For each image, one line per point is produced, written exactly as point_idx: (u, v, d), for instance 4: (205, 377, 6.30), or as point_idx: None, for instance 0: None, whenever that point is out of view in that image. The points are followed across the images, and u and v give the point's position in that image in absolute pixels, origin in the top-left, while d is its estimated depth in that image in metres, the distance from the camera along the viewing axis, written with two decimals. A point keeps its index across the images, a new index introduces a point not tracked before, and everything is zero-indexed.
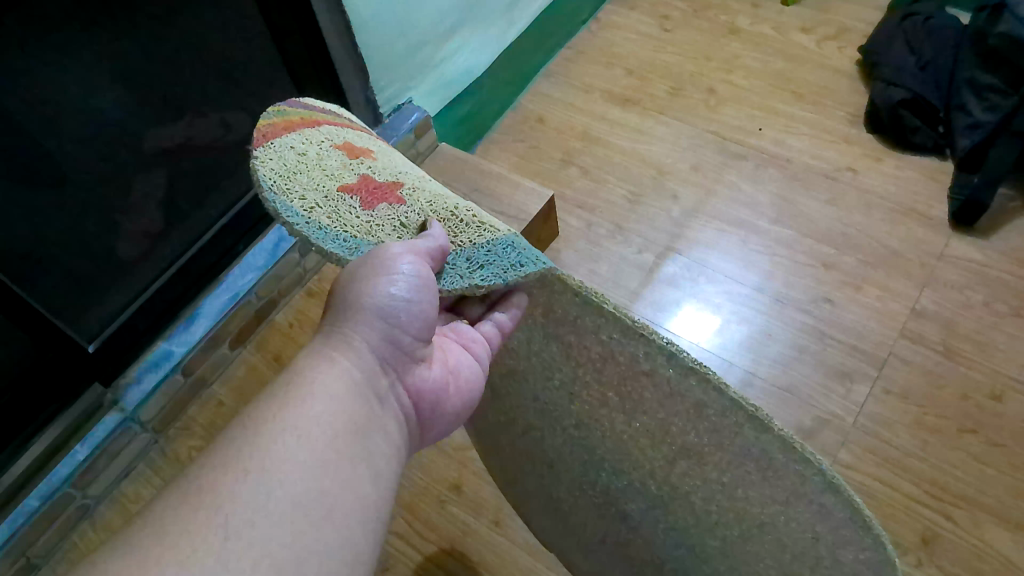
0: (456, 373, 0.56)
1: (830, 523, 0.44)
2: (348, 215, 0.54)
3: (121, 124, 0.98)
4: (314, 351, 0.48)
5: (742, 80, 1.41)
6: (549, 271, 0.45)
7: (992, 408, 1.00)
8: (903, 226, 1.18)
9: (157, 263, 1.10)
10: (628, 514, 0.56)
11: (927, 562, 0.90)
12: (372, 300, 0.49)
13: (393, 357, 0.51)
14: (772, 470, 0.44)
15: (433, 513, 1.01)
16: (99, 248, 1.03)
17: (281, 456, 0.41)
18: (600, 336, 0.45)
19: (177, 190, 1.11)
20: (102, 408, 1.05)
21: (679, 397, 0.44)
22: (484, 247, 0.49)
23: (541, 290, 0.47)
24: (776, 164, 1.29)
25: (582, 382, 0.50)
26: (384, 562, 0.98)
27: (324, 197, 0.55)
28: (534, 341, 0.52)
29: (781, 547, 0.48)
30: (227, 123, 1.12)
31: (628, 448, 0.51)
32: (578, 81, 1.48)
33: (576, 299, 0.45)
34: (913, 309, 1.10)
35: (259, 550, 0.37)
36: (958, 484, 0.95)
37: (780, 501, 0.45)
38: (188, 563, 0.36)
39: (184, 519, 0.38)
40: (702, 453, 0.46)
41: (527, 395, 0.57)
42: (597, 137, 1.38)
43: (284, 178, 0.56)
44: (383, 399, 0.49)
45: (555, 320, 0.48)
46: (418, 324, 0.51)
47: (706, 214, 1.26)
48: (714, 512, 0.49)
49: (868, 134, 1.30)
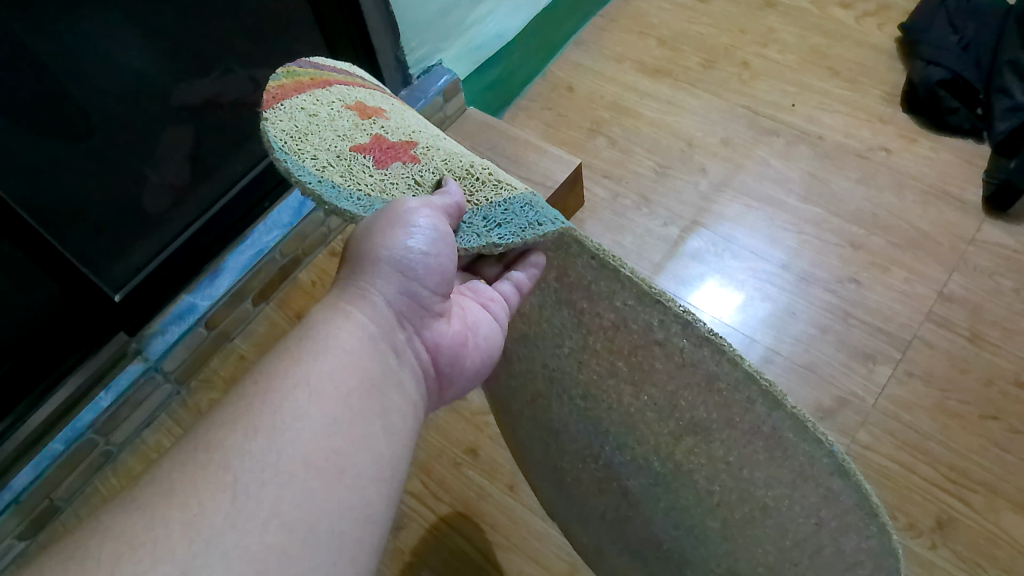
0: (474, 330, 0.55)
1: (837, 509, 0.44)
2: (361, 174, 0.55)
3: (151, 79, 0.99)
4: (329, 306, 0.48)
5: (777, 54, 1.39)
6: (566, 230, 0.46)
7: (1016, 395, 0.99)
8: (935, 208, 1.16)
9: (182, 217, 1.11)
10: (629, 491, 0.55)
11: (941, 545, 0.90)
12: (388, 253, 0.49)
13: (410, 311, 0.50)
14: (780, 450, 0.44)
15: (448, 474, 1.02)
16: (127, 201, 1.04)
17: (290, 414, 0.40)
18: (614, 303, 0.46)
19: (204, 146, 1.11)
20: (126, 357, 1.06)
21: (691, 368, 0.44)
22: (501, 206, 0.51)
23: (556, 252, 0.49)
24: (807, 141, 1.27)
25: (591, 351, 0.50)
26: (400, 520, 0.99)
27: (336, 157, 0.56)
28: (546, 306, 0.54)
29: (783, 533, 0.48)
30: (256, 80, 1.12)
31: (635, 422, 0.51)
32: (609, 50, 1.46)
33: (591, 262, 0.46)
34: (941, 292, 1.08)
35: (270, 509, 0.36)
36: (977, 470, 0.94)
37: (787, 484, 0.45)
38: (196, 520, 0.35)
39: (193, 477, 0.38)
40: (710, 429, 0.46)
41: (538, 360, 0.57)
42: (626, 108, 1.36)
43: (296, 139, 0.58)
44: (401, 353, 0.48)
45: (568, 285, 0.49)
46: (436, 278, 0.51)
47: (733, 188, 1.24)
48: (716, 492, 0.49)
49: (904, 113, 1.27)
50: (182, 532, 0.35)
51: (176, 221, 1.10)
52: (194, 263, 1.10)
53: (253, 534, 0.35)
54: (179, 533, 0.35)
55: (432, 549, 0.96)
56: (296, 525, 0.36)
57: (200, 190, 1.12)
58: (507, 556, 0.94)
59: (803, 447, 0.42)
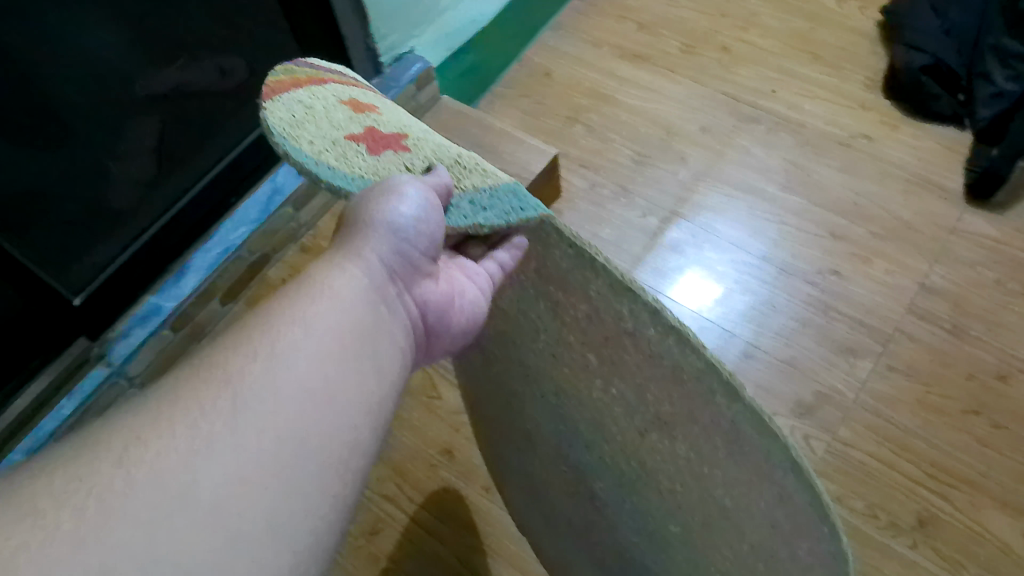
0: (465, 303, 0.51)
1: (789, 506, 0.42)
2: (356, 160, 0.49)
3: (110, 70, 0.94)
4: (328, 259, 0.45)
5: (759, 39, 1.36)
6: (546, 217, 0.39)
7: (997, 389, 0.98)
8: (917, 197, 1.15)
9: (148, 214, 1.06)
10: (595, 494, 0.54)
11: (922, 544, 0.89)
12: (381, 219, 0.45)
13: (407, 276, 0.47)
14: (738, 443, 0.41)
15: (422, 476, 1.00)
16: (90, 198, 0.99)
17: (272, 372, 0.37)
18: (587, 292, 0.41)
19: (171, 139, 1.06)
20: (89, 362, 1.02)
21: (657, 360, 0.40)
22: (488, 190, 0.44)
23: (535, 242, 0.43)
24: (788, 129, 1.25)
25: (564, 342, 0.46)
26: (373, 525, 0.97)
27: (331, 143, 0.50)
28: (524, 298, 0.49)
29: (740, 536, 0.45)
30: (222, 69, 1.07)
31: (603, 419, 0.48)
32: (587, 34, 1.42)
33: (570, 252, 0.40)
34: (923, 284, 1.07)
35: (266, 420, 0.35)
36: (959, 467, 0.93)
37: (744, 482, 0.42)
38: (197, 425, 0.34)
39: (192, 391, 0.36)
40: (672, 424, 0.43)
41: (513, 357, 0.53)
42: (605, 95, 1.33)
43: (292, 127, 0.51)
44: (392, 313, 0.44)
45: (545, 278, 0.44)
46: (432, 245, 0.47)
47: (714, 177, 1.22)
48: (677, 492, 0.46)
49: (886, 100, 1.25)
50: (135, 481, 0.31)
51: (142, 218, 1.05)
52: (160, 261, 1.07)
53: (248, 447, 0.34)
54: (183, 431, 0.34)
55: (410, 555, 0.94)
56: (261, 487, 0.33)
57: (166, 185, 1.07)
58: (484, 560, 0.93)
59: (759, 442, 0.39)
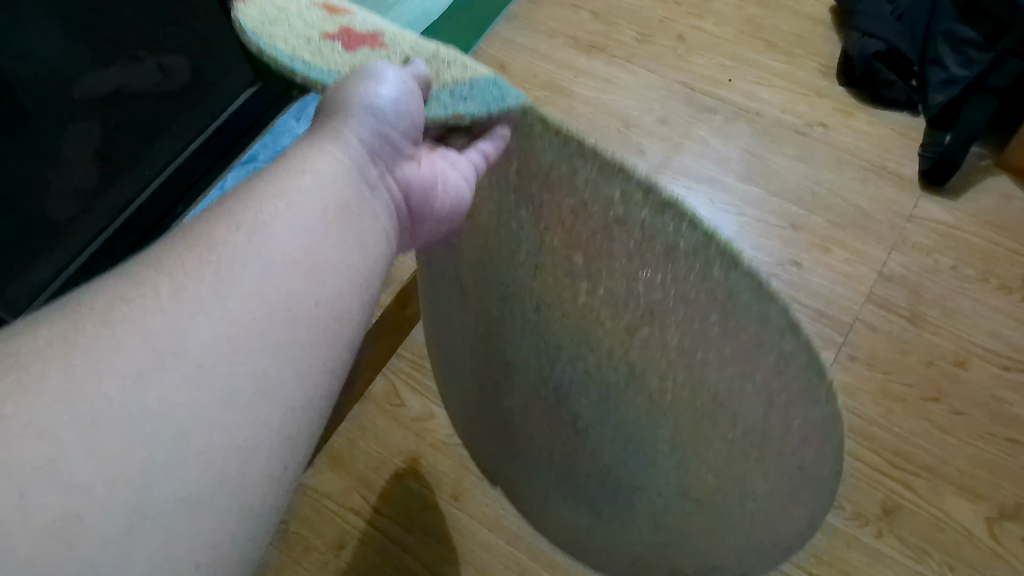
0: (445, 193, 0.47)
1: (789, 387, 0.38)
2: (332, 57, 0.45)
3: (35, 70, 0.92)
4: (306, 136, 0.42)
5: (713, 27, 1.35)
6: (527, 106, 0.40)
7: (955, 375, 0.99)
8: (874, 185, 1.15)
9: (93, 227, 1.01)
10: (577, 413, 0.60)
11: (887, 533, 0.90)
12: (360, 99, 0.42)
13: (388, 157, 0.43)
14: (734, 321, 0.37)
15: (388, 486, 0.98)
16: (30, 211, 0.96)
17: (226, 280, 0.33)
18: (574, 183, 0.40)
19: (113, 145, 1.01)
20: None
21: (649, 242, 0.38)
22: (469, 83, 0.44)
23: (521, 134, 0.42)
24: (745, 118, 1.24)
25: (548, 249, 0.46)
26: (339, 540, 0.95)
27: (305, 42, 0.46)
28: (503, 209, 0.48)
29: (736, 427, 0.43)
30: (165, 68, 1.03)
31: (588, 327, 0.49)
32: (541, 25, 1.40)
33: (555, 140, 0.39)
34: (881, 273, 1.08)
35: (239, 309, 0.32)
36: (920, 454, 0.95)
37: (741, 362, 0.39)
38: (182, 291, 0.32)
39: (177, 255, 0.34)
40: (665, 313, 0.41)
41: (493, 282, 0.54)
42: (561, 86, 1.31)
43: (268, 23, 0.47)
44: (373, 195, 0.41)
45: (528, 176, 0.44)
46: (414, 130, 0.44)
47: (672, 169, 1.21)
48: (671, 385, 0.45)
49: (841, 87, 1.25)
50: (62, 398, 0.28)
51: (84, 229, 1.00)
52: None
53: (216, 342, 0.31)
54: (168, 296, 0.32)
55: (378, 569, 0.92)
56: (192, 429, 0.30)
57: (110, 195, 1.02)
58: (455, 571, 0.92)
59: (754, 310, 0.36)
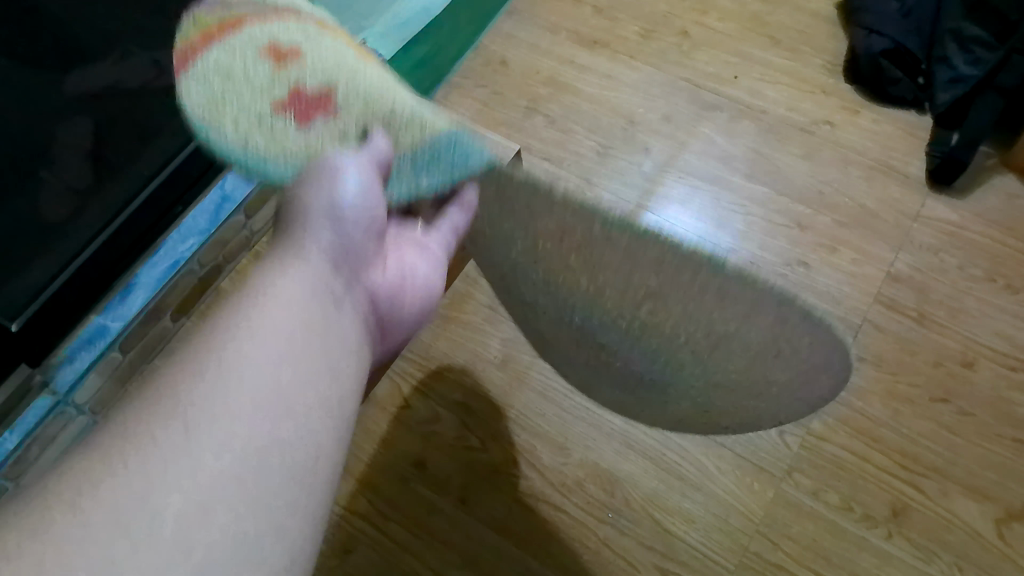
0: (409, 275, 0.58)
1: (777, 321, 0.46)
2: (283, 137, 0.55)
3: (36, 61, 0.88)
4: (274, 257, 0.48)
5: (717, 22, 1.34)
6: (493, 162, 0.53)
7: (963, 376, 0.99)
8: (880, 184, 1.15)
9: (89, 228, 0.95)
10: (604, 344, 0.61)
11: (896, 535, 0.90)
12: (318, 202, 0.50)
13: (348, 260, 0.51)
14: (721, 292, 0.45)
15: (394, 490, 0.97)
16: (19, 208, 0.90)
17: (205, 431, 0.38)
18: (553, 216, 0.48)
19: (106, 140, 0.98)
20: (32, 391, 0.93)
21: (638, 251, 0.46)
22: (427, 146, 0.55)
23: (488, 180, 0.54)
24: (750, 116, 1.24)
25: (540, 251, 0.54)
26: (346, 543, 0.94)
27: (256, 120, 0.56)
28: (495, 216, 0.57)
29: (746, 350, 0.50)
30: (157, 63, 1.00)
31: (596, 301, 0.55)
32: (543, 19, 1.38)
33: (533, 187, 0.48)
34: (888, 273, 1.07)
35: (224, 439, 0.38)
36: (929, 455, 0.94)
37: (734, 316, 0.47)
38: (149, 458, 0.36)
39: (148, 420, 0.38)
40: (658, 294, 0.49)
41: (501, 255, 0.63)
42: (564, 83, 1.30)
43: (215, 106, 0.57)
44: (339, 305, 0.48)
45: (506, 198, 0.52)
46: (372, 226, 0.53)
47: (677, 168, 1.20)
48: (682, 335, 0.52)
49: (847, 85, 1.24)
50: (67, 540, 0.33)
51: (80, 231, 0.95)
52: (104, 279, 0.96)
53: (209, 472, 0.36)
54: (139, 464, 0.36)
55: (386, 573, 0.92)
56: (198, 547, 0.34)
57: (106, 193, 0.97)
58: None
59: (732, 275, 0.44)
